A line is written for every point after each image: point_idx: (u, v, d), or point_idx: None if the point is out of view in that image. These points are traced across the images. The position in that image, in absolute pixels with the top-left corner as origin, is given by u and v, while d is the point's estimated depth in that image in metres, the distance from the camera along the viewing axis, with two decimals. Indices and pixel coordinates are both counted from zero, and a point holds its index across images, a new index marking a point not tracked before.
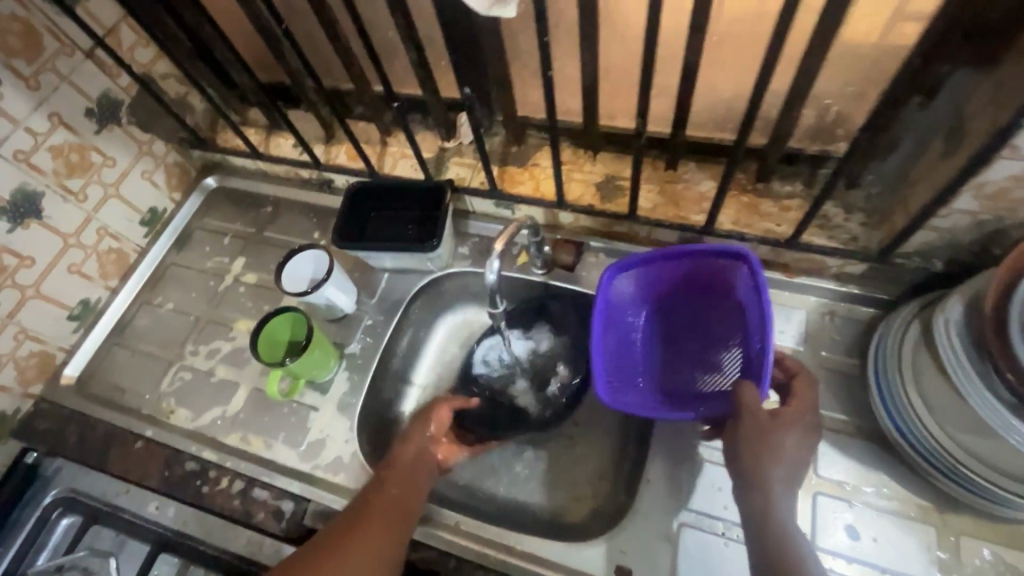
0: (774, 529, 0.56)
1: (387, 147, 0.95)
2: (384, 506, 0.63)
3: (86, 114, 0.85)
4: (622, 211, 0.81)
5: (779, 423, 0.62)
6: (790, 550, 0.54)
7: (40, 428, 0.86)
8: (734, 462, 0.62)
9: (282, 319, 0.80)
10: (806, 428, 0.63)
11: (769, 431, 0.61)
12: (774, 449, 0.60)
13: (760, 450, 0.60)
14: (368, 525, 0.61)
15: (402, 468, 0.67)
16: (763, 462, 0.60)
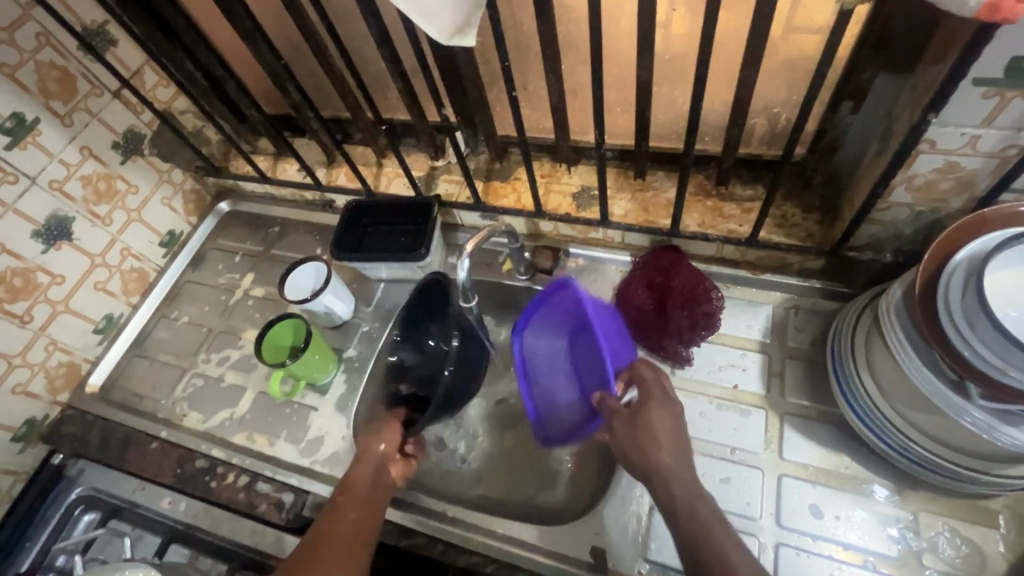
0: (680, 512, 0.58)
1: (383, 167, 1.03)
2: (355, 526, 0.66)
3: (112, 147, 0.95)
4: (595, 218, 0.87)
5: (641, 407, 0.65)
6: (702, 532, 0.55)
7: (66, 432, 0.93)
8: (624, 456, 0.64)
9: (284, 325, 0.87)
10: (669, 403, 0.65)
11: (638, 418, 0.64)
12: (649, 436, 0.62)
13: (638, 436, 0.63)
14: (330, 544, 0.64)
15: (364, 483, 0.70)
16: (647, 451, 0.62)
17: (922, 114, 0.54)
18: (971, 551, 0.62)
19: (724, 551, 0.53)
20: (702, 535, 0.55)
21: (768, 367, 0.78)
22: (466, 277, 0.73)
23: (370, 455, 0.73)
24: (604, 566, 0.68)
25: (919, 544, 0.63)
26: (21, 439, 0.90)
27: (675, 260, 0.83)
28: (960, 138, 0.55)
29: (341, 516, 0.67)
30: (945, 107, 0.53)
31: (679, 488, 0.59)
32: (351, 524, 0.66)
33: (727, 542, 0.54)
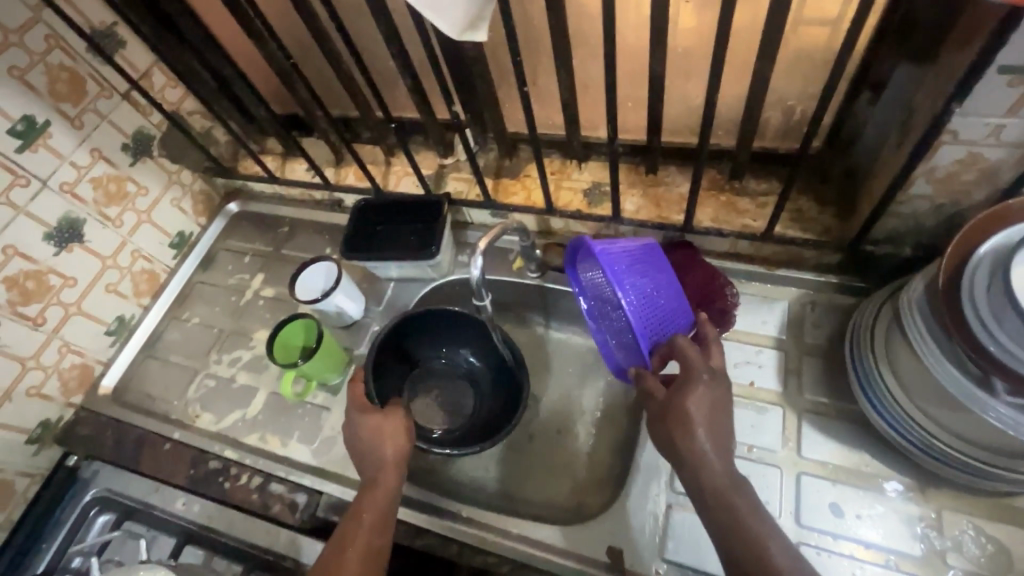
0: (715, 504, 0.57)
1: (391, 166, 1.03)
2: (365, 555, 0.62)
3: (122, 149, 0.95)
4: (607, 214, 0.86)
5: (678, 390, 0.62)
6: (736, 528, 0.55)
7: (80, 434, 0.94)
8: (659, 441, 0.63)
9: (294, 326, 0.86)
10: (713, 387, 0.62)
11: (673, 405, 0.61)
12: (682, 426, 0.60)
13: (671, 425, 0.61)
14: (349, 559, 0.62)
15: (380, 497, 0.66)
16: (677, 439, 0.60)
17: (945, 104, 0.53)
18: (996, 551, 0.61)
19: (757, 545, 0.53)
20: (736, 527, 0.55)
21: (784, 364, 0.77)
22: (480, 276, 0.73)
23: (387, 462, 0.68)
24: (621, 566, 0.68)
25: (942, 543, 0.62)
26: (36, 441, 0.90)
27: (689, 256, 0.82)
28: (984, 129, 0.54)
29: (354, 543, 0.63)
30: (969, 96, 0.51)
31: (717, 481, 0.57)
32: (369, 536, 0.64)
33: (761, 535, 0.54)
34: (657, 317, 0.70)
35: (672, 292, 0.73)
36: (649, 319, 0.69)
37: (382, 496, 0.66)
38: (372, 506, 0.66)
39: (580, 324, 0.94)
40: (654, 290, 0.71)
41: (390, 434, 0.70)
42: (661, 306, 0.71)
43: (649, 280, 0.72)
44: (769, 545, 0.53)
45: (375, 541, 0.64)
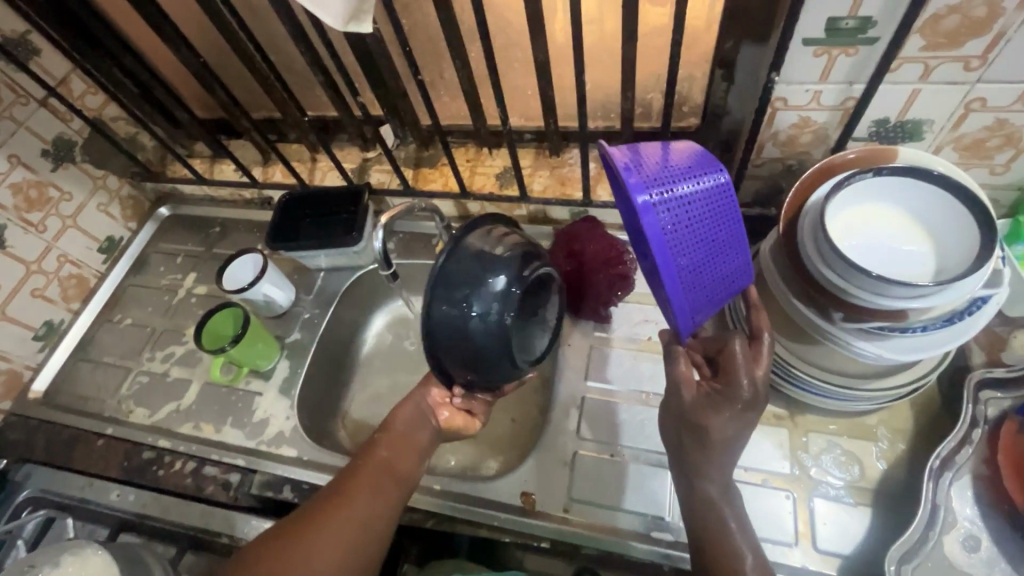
0: (706, 516, 0.59)
1: (317, 162, 1.07)
2: (385, 473, 0.68)
3: (42, 155, 0.96)
4: (516, 194, 0.93)
5: (708, 402, 0.60)
6: (712, 521, 0.59)
7: (10, 438, 0.94)
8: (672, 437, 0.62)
9: (223, 315, 0.90)
10: (747, 408, 0.59)
11: (696, 415, 0.59)
12: (697, 429, 0.59)
13: (687, 429, 0.60)
14: (365, 477, 0.67)
15: (405, 422, 0.73)
16: (687, 443, 0.60)
17: (768, 74, 0.62)
18: (852, 462, 0.70)
19: (726, 540, 0.58)
20: (713, 523, 0.59)
21: None
22: (382, 247, 0.79)
23: (413, 400, 0.75)
24: (534, 509, 0.74)
25: (809, 460, 0.71)
26: None
27: (588, 226, 0.88)
28: (806, 94, 0.64)
29: (376, 456, 0.69)
30: (785, 65, 0.61)
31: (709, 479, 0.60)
32: (387, 460, 0.69)
33: (736, 537, 0.58)
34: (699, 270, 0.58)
35: (733, 234, 0.60)
36: (688, 270, 0.57)
37: (400, 425, 0.72)
38: (391, 433, 0.72)
39: None
40: (702, 231, 0.57)
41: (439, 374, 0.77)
42: (707, 252, 0.58)
43: (701, 218, 0.57)
44: (745, 556, 0.57)
45: (392, 474, 0.68)
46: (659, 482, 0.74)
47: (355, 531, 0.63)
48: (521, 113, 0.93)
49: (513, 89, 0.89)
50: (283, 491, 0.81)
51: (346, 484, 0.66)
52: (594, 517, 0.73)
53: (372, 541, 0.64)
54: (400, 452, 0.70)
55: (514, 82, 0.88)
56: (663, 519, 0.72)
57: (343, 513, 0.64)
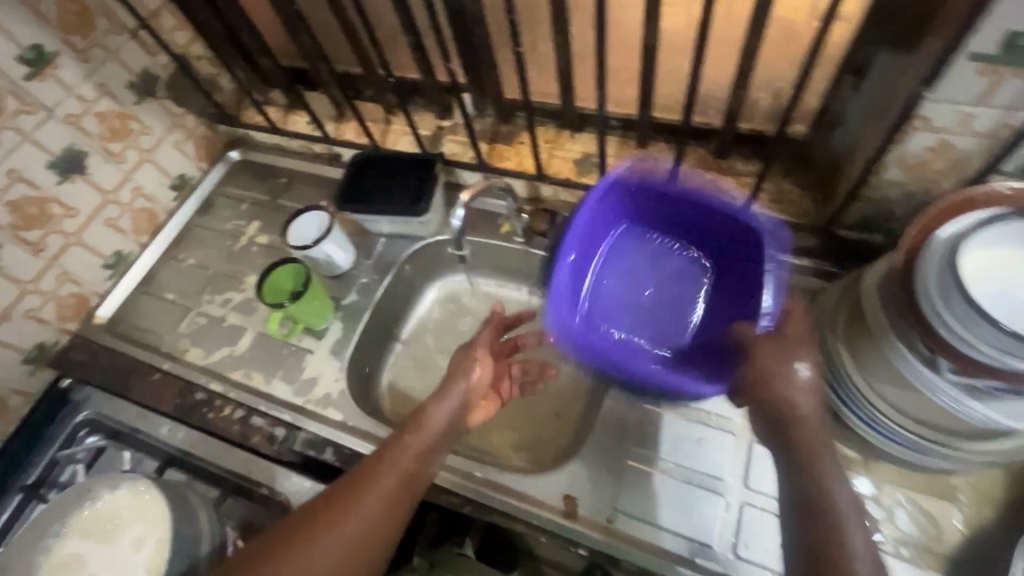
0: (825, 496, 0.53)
1: (390, 124, 1.04)
2: (401, 479, 0.63)
3: (128, 87, 0.97)
4: (596, 183, 0.89)
5: (782, 358, 0.60)
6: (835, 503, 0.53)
7: (74, 358, 0.97)
8: (758, 401, 0.61)
9: (286, 269, 0.90)
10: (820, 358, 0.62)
11: (786, 364, 0.60)
12: (792, 381, 0.59)
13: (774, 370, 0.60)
14: (375, 478, 0.63)
15: (429, 426, 0.68)
16: (792, 399, 0.58)
17: (918, 88, 0.55)
18: (929, 523, 0.65)
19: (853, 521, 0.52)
20: (821, 504, 0.53)
21: None
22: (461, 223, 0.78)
23: (450, 397, 0.71)
24: (574, 514, 0.72)
25: (878, 512, 0.66)
26: (31, 362, 0.94)
27: None
28: (954, 116, 0.56)
29: (391, 459, 0.64)
30: (940, 80, 0.54)
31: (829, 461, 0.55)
32: (405, 468, 0.64)
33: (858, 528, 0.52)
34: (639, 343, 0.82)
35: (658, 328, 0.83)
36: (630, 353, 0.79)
37: (430, 427, 0.68)
38: (419, 436, 0.67)
39: None
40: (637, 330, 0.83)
41: (464, 370, 0.73)
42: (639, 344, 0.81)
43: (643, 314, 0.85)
44: (853, 539, 0.51)
45: (411, 480, 0.64)
46: (710, 507, 0.70)
47: (361, 543, 0.59)
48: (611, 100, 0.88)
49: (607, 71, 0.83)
50: (324, 452, 0.82)
51: (360, 489, 0.62)
52: (639, 532, 0.70)
53: (377, 549, 0.60)
54: (424, 454, 0.66)
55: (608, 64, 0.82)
56: (710, 547, 0.68)
57: (352, 518, 0.60)
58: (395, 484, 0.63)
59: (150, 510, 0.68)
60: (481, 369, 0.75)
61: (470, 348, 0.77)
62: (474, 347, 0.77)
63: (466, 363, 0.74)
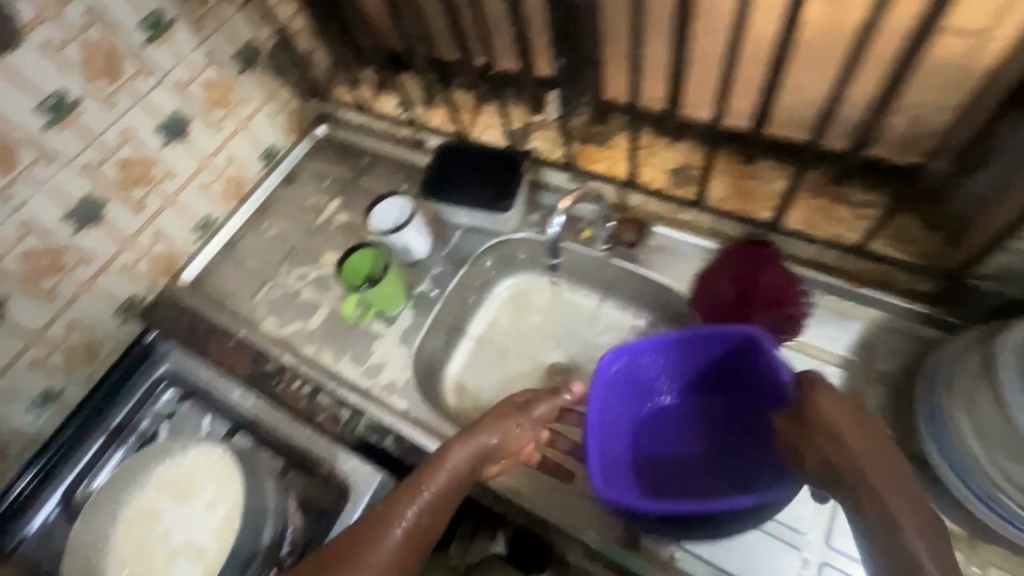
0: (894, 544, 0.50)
1: (479, 114, 1.02)
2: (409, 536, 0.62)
3: (232, 57, 1.00)
4: (691, 199, 0.84)
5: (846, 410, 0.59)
6: None
7: (160, 315, 1.01)
8: (817, 470, 0.59)
9: (364, 253, 0.91)
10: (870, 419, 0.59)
11: (813, 418, 0.60)
12: (832, 440, 0.58)
13: (805, 437, 0.61)
14: (381, 535, 0.61)
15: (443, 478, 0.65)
16: (848, 459, 0.56)
17: None
18: None
19: None
20: None
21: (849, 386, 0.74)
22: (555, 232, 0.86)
23: (472, 446, 0.67)
24: (639, 544, 0.70)
25: None
26: (123, 313, 0.98)
27: (766, 256, 0.78)
28: None
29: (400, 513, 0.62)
30: None
31: (892, 495, 0.52)
32: (414, 523, 0.62)
33: None
34: (675, 433, 0.79)
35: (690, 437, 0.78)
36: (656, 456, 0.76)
37: (444, 477, 0.65)
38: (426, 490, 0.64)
39: (636, 303, 0.94)
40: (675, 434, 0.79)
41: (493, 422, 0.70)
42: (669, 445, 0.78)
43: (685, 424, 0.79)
44: None
45: (418, 535, 0.62)
46: (783, 558, 0.68)
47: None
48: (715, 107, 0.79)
49: None
50: (384, 439, 0.82)
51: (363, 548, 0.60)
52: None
53: None
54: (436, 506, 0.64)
55: None
56: None
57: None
58: (400, 541, 0.61)
59: (225, 473, 0.70)
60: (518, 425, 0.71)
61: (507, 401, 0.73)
62: (517, 411, 0.72)
63: (494, 417, 0.70)
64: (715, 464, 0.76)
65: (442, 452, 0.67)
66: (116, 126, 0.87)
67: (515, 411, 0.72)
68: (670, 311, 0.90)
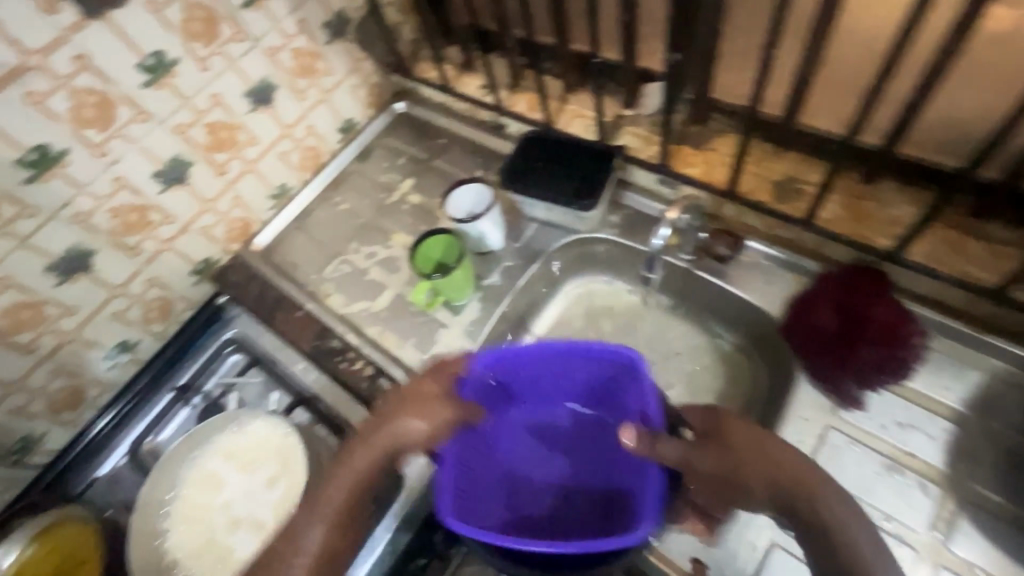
0: (845, 559, 0.52)
1: (566, 103, 0.97)
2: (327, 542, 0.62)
3: (323, 26, 0.98)
4: (797, 215, 0.76)
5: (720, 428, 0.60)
6: None
7: (232, 279, 1.02)
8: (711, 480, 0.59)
9: (438, 239, 0.89)
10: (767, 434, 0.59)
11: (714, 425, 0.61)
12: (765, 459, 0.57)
13: (745, 464, 0.57)
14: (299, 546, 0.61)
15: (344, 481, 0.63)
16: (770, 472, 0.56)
17: None
18: None
19: None
20: None
21: (959, 442, 0.66)
22: (661, 244, 0.76)
23: (375, 446, 0.65)
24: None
25: None
26: (197, 273, 1.00)
27: (878, 286, 0.71)
28: None
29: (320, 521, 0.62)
30: None
31: (827, 507, 0.54)
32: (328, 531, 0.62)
33: None
34: (574, 435, 0.83)
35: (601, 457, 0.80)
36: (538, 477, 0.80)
37: (352, 480, 0.64)
38: (336, 491, 0.63)
39: (715, 323, 0.88)
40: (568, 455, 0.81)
41: (410, 413, 0.66)
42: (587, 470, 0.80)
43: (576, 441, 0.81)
44: None
45: (333, 549, 0.62)
46: None
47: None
48: (840, 120, 0.71)
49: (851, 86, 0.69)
50: None
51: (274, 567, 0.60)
52: None
53: None
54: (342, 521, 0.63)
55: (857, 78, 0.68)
56: None
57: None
58: (313, 561, 0.61)
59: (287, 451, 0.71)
60: (428, 416, 0.66)
61: (425, 376, 0.69)
62: (429, 392, 0.68)
63: (414, 402, 0.67)
64: (579, 497, 0.79)
65: (345, 450, 0.65)
66: (207, 90, 0.87)
67: (427, 393, 0.68)
68: (753, 335, 0.84)
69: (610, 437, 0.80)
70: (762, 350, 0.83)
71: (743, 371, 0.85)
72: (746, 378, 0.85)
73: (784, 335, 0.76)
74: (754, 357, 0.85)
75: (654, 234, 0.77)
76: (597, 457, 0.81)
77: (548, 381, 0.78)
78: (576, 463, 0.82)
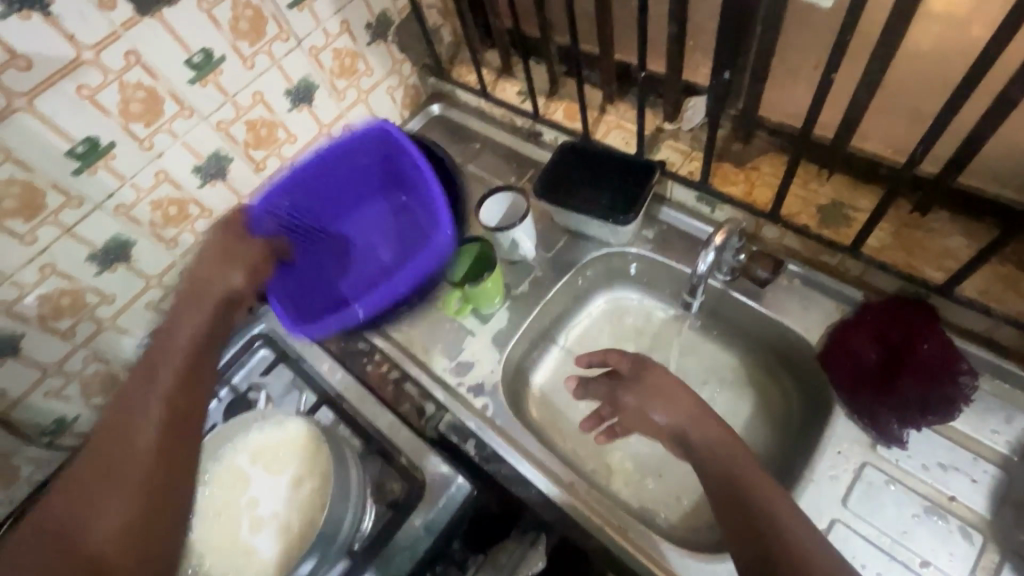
0: (764, 528, 0.57)
1: (605, 114, 0.96)
2: (168, 423, 0.62)
3: (365, 27, 0.98)
4: (841, 241, 0.74)
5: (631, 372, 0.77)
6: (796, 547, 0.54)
7: None
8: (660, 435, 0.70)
9: (471, 247, 0.89)
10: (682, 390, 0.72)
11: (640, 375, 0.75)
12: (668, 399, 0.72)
13: (647, 398, 0.73)
14: (133, 427, 0.61)
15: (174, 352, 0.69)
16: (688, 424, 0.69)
17: None
18: None
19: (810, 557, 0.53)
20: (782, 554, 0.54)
21: (1006, 490, 0.63)
22: (705, 269, 0.73)
23: (191, 316, 0.75)
24: None
25: None
26: None
27: (926, 321, 0.69)
28: None
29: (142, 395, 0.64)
30: None
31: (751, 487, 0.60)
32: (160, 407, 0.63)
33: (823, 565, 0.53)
34: (388, 254, 1.04)
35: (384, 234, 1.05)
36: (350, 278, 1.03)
37: (172, 347, 0.70)
38: (168, 371, 0.67)
39: (745, 346, 0.86)
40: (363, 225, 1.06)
41: (224, 270, 0.82)
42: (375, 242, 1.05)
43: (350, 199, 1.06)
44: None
45: (182, 423, 0.63)
46: None
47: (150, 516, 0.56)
48: (893, 144, 0.70)
49: (910, 112, 0.66)
50: (465, 441, 0.81)
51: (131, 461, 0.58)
52: None
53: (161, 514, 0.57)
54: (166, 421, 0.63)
55: (917, 105, 0.65)
56: None
57: (133, 474, 0.57)
58: (155, 458, 0.59)
59: (312, 454, 0.72)
60: (246, 274, 0.84)
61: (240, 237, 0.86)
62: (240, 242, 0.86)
63: (229, 260, 0.83)
64: (387, 274, 1.02)
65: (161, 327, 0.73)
66: (250, 87, 0.88)
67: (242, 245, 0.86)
68: (785, 362, 0.82)
69: (386, 217, 1.07)
70: (792, 379, 0.81)
71: (770, 396, 0.83)
72: (775, 403, 0.83)
73: (821, 364, 0.74)
74: (784, 384, 0.83)
75: (700, 258, 0.72)
76: (394, 265, 1.03)
77: (325, 210, 1.04)
78: (386, 242, 1.05)
